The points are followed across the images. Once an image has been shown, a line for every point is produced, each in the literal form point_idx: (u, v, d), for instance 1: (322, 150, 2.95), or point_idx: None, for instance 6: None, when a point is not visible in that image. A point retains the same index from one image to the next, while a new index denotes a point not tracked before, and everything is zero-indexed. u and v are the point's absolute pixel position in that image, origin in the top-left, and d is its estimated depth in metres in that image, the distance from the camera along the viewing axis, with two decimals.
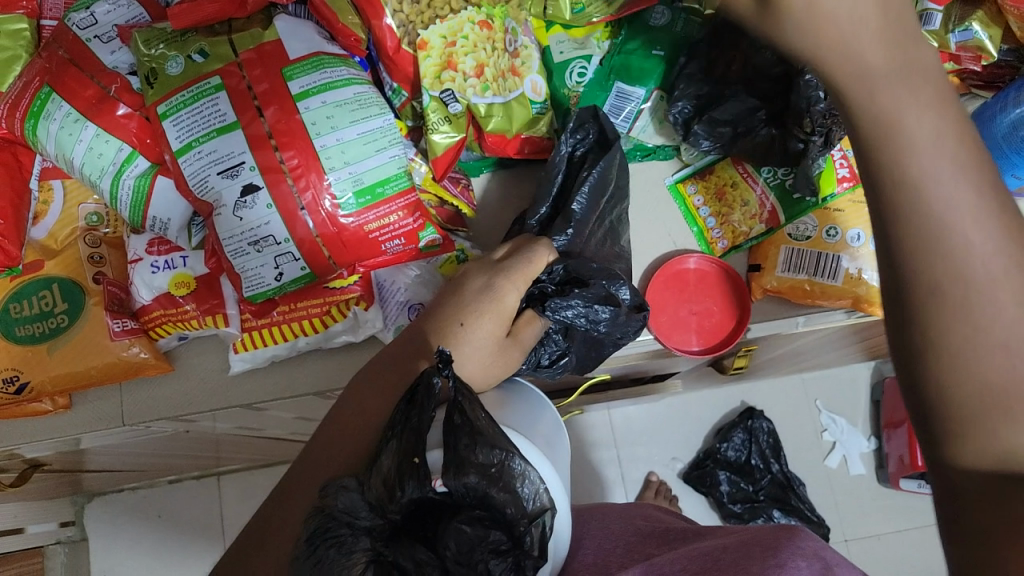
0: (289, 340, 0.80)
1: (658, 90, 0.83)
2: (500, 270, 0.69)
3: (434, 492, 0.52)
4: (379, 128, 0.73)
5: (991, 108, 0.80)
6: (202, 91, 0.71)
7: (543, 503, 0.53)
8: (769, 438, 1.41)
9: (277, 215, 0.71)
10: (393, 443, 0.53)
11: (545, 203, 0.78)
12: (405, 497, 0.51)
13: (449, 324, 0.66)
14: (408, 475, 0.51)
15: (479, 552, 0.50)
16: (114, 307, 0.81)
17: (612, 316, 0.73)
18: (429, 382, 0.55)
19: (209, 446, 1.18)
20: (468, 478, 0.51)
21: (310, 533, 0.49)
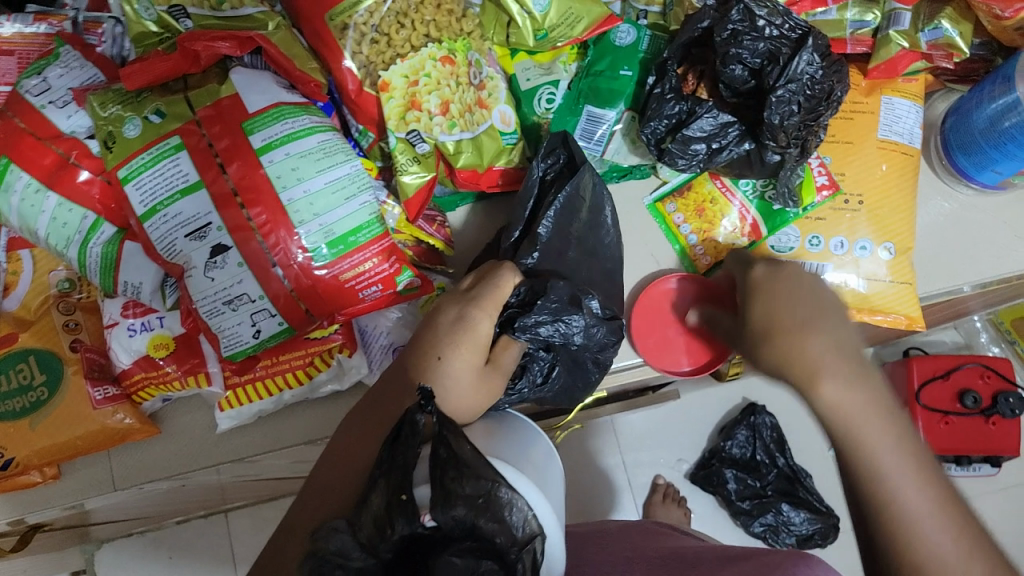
0: (274, 394, 0.79)
1: (629, 110, 0.81)
2: (470, 297, 0.65)
3: (423, 527, 0.46)
4: (346, 175, 0.72)
5: (967, 103, 0.79)
6: (163, 152, 0.69)
7: (534, 529, 0.47)
8: (772, 433, 1.39)
9: (249, 272, 0.69)
10: (381, 483, 0.48)
11: (517, 225, 0.76)
12: (395, 535, 0.45)
13: (426, 357, 0.62)
14: (397, 512, 0.46)
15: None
16: (93, 374, 0.79)
17: (584, 326, 0.70)
18: (412, 421, 0.50)
19: (213, 492, 1.16)
20: (455, 509, 0.46)
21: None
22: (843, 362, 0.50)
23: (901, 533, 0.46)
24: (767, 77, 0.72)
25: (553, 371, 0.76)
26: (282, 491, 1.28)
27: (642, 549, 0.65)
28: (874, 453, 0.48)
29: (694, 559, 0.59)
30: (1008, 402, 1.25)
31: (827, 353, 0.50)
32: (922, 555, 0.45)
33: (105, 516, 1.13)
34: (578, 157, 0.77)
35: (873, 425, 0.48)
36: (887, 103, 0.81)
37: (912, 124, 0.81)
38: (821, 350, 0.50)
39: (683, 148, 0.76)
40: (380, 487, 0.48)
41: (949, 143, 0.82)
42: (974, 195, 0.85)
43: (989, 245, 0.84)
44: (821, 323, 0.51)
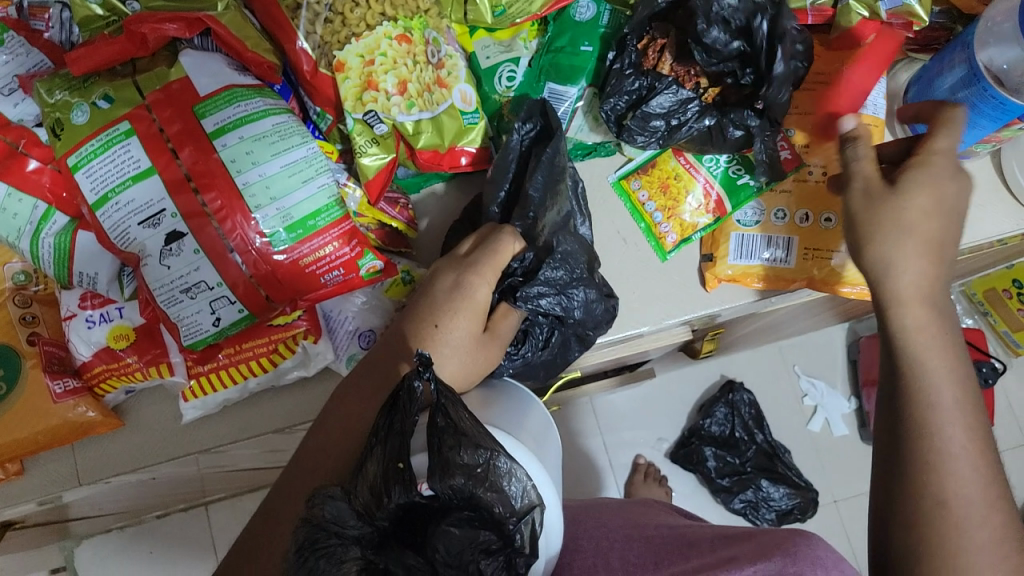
0: (239, 383, 0.78)
1: (590, 87, 0.80)
2: (468, 263, 0.65)
3: (420, 496, 0.48)
4: (303, 158, 0.70)
5: (929, 72, 0.78)
6: (112, 139, 0.67)
7: (533, 499, 0.49)
8: (751, 409, 1.41)
9: (206, 259, 0.68)
10: (382, 450, 0.49)
11: (503, 185, 0.72)
12: (391, 503, 0.47)
13: (423, 324, 0.63)
14: (393, 480, 0.47)
15: (469, 554, 0.46)
16: (53, 367, 0.78)
17: (585, 299, 0.71)
18: (409, 389, 0.49)
19: (189, 483, 1.14)
20: (454, 479, 0.48)
21: (299, 544, 0.46)
22: (931, 289, 0.60)
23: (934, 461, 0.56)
24: (752, 45, 0.72)
25: (554, 342, 0.73)
26: (260, 481, 1.27)
27: (609, 525, 0.64)
28: (933, 372, 0.58)
29: (659, 535, 0.59)
30: (983, 371, 1.28)
31: (919, 270, 0.60)
32: (950, 490, 0.55)
33: (79, 511, 1.11)
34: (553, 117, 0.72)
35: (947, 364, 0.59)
36: (852, 72, 0.81)
37: (876, 94, 0.81)
38: (911, 271, 0.60)
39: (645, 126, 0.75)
40: (383, 450, 0.49)
41: (912, 113, 0.81)
42: None
43: None
44: (919, 234, 0.60)
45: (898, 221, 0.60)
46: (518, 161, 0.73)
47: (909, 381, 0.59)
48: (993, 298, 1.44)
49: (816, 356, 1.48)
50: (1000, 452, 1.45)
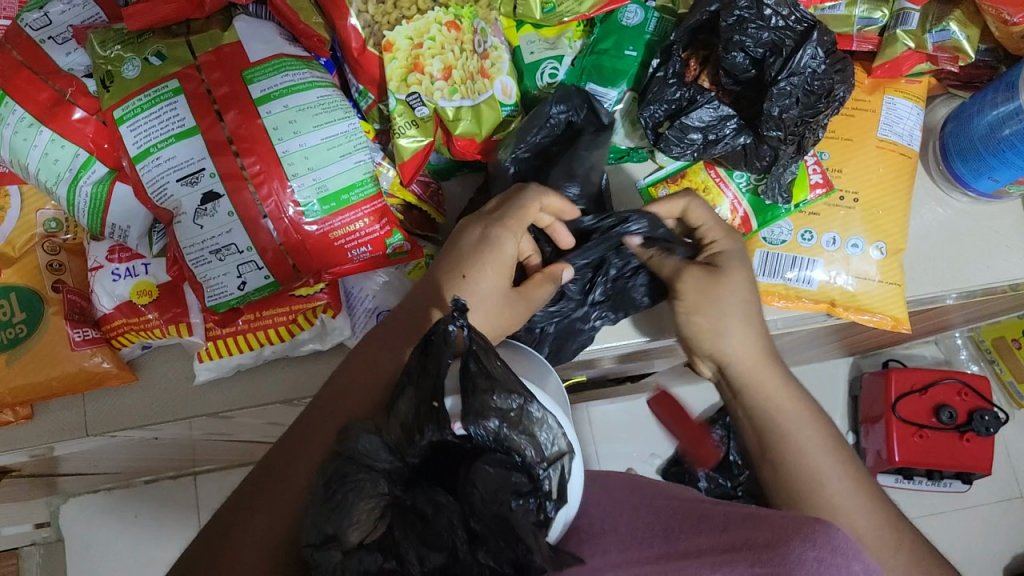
0: (255, 349, 0.78)
1: (631, 91, 0.80)
2: (495, 218, 0.65)
3: (453, 435, 0.46)
4: (343, 133, 0.71)
5: (969, 109, 0.79)
6: (161, 95, 0.68)
7: (562, 446, 0.50)
8: None
9: (238, 222, 0.69)
10: (417, 395, 0.48)
11: (522, 146, 0.75)
12: (423, 441, 0.46)
13: (453, 275, 0.63)
14: (426, 418, 0.46)
15: (503, 495, 0.43)
16: (73, 316, 0.78)
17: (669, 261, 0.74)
18: (445, 331, 0.49)
19: (183, 450, 1.15)
20: (489, 421, 0.47)
21: (328, 478, 0.44)
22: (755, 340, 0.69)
23: (793, 451, 0.66)
24: (769, 68, 0.72)
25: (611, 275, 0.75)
26: (252, 455, 1.27)
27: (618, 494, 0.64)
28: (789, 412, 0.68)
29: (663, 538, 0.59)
30: (984, 419, 1.26)
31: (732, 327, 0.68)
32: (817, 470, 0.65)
33: (73, 465, 1.11)
34: (602, 113, 0.75)
35: (792, 412, 0.68)
36: (890, 102, 0.81)
37: (911, 126, 0.81)
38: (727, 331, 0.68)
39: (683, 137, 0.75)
40: (417, 394, 0.48)
41: (948, 148, 0.82)
42: (970, 204, 0.85)
43: (979, 252, 0.84)
44: (740, 325, 0.68)
45: (725, 327, 0.68)
46: (547, 134, 0.75)
47: (774, 434, 0.67)
48: (1001, 348, 1.44)
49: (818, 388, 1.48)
50: (993, 503, 1.45)
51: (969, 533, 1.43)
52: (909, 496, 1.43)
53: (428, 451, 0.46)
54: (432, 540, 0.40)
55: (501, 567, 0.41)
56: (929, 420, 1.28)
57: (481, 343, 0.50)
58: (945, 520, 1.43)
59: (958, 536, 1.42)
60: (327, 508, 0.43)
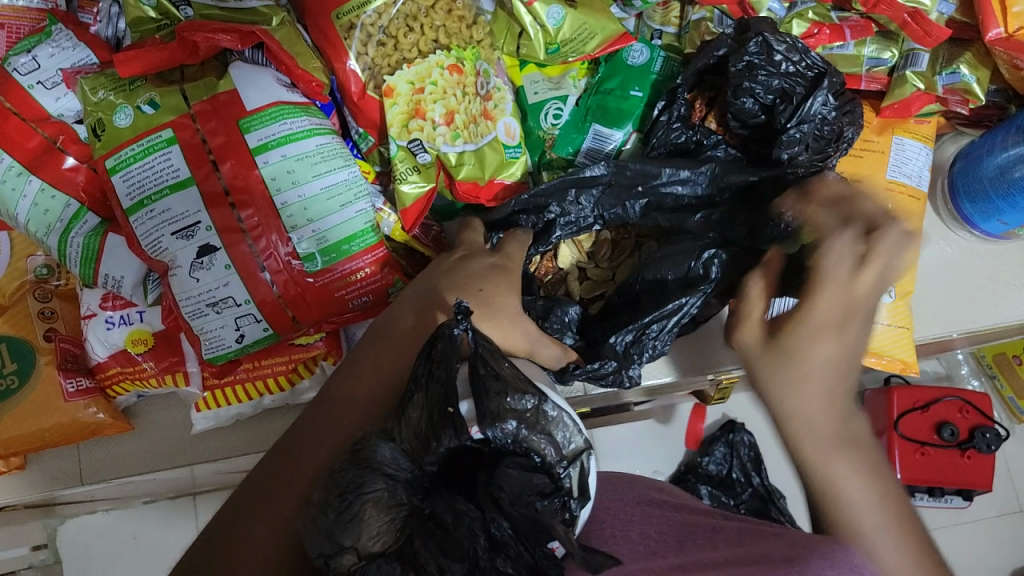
0: (254, 398, 0.77)
1: (637, 132, 0.78)
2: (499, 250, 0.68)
3: (471, 440, 0.43)
4: (343, 181, 0.69)
5: (979, 149, 0.78)
6: (154, 145, 0.66)
7: (581, 445, 0.47)
8: (751, 451, 1.29)
9: (236, 276, 0.67)
10: (430, 399, 0.45)
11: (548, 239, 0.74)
12: (441, 448, 0.43)
13: (469, 288, 0.62)
14: (441, 425, 0.43)
15: (527, 497, 0.42)
16: (66, 365, 0.76)
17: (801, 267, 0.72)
18: (451, 336, 0.46)
19: (183, 483, 1.12)
20: (506, 423, 0.44)
21: (342, 487, 0.40)
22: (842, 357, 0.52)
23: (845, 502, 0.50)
24: (778, 116, 0.71)
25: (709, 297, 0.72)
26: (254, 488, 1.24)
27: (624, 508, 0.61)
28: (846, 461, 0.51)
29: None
30: (985, 436, 1.20)
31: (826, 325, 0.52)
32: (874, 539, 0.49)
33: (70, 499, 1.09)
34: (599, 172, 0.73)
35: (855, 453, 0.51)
36: (899, 143, 0.79)
37: (921, 167, 0.79)
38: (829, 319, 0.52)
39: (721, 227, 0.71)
40: (426, 400, 0.45)
41: (956, 187, 0.81)
42: (977, 243, 0.84)
43: (986, 291, 0.83)
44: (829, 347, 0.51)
45: (806, 375, 0.51)
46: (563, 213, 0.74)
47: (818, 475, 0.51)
48: (1002, 363, 1.38)
49: None
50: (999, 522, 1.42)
51: (974, 548, 1.35)
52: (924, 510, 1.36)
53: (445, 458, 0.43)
54: (453, 550, 0.39)
55: (519, 574, 0.40)
56: (931, 437, 1.22)
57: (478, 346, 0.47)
58: (947, 536, 1.35)
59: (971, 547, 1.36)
60: (341, 520, 0.39)
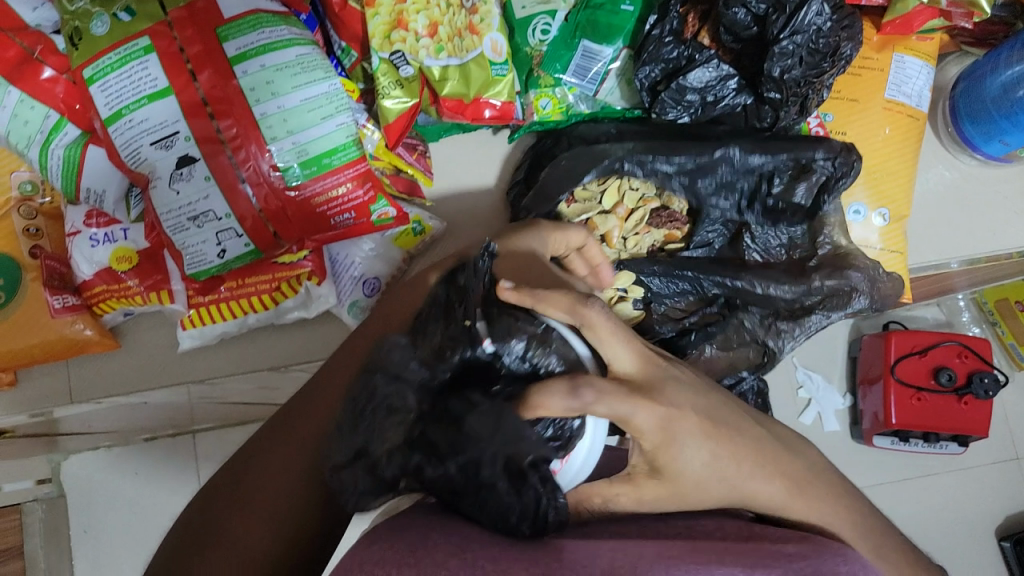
0: (239, 316, 0.77)
1: (628, 48, 0.76)
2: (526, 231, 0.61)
3: (483, 353, 0.40)
4: (323, 94, 0.68)
5: (982, 68, 0.75)
6: (131, 54, 0.65)
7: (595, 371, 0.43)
8: None
9: (215, 188, 0.66)
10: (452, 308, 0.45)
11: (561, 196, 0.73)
12: (455, 359, 0.40)
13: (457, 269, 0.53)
14: (458, 335, 0.41)
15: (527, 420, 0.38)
16: (53, 283, 0.76)
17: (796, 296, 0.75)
18: (475, 265, 0.48)
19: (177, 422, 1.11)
20: (517, 342, 0.41)
21: (355, 394, 0.40)
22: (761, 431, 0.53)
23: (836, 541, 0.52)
24: (771, 27, 0.68)
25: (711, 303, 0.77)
26: None
27: None
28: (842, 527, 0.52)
29: None
30: (983, 382, 1.17)
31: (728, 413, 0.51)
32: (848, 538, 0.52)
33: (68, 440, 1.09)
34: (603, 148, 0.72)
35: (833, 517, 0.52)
36: (899, 61, 0.77)
37: (922, 86, 0.78)
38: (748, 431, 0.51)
39: (744, 203, 0.74)
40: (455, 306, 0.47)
41: (958, 109, 0.79)
42: (978, 167, 0.82)
43: (984, 217, 0.82)
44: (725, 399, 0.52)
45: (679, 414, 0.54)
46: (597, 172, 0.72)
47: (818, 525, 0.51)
48: (1004, 309, 1.33)
49: (817, 346, 1.33)
50: None
51: (969, 494, 1.32)
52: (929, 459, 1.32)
53: (459, 372, 0.40)
54: (451, 451, 0.37)
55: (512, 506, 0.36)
56: (927, 382, 1.18)
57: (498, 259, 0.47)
58: (938, 482, 1.31)
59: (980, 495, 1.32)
60: (353, 425, 0.39)
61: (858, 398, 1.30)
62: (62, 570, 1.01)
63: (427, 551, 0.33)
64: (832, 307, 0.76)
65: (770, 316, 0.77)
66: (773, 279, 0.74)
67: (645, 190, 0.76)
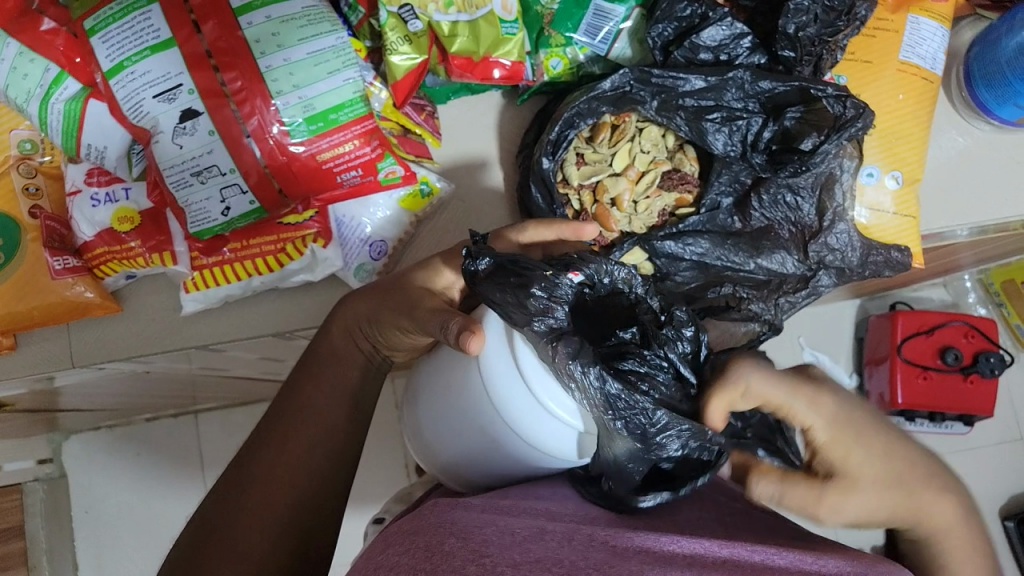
0: (243, 279, 0.75)
1: (639, 7, 0.76)
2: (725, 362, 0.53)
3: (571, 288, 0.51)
4: (330, 47, 0.67)
5: (996, 31, 0.75)
6: (133, 4, 0.64)
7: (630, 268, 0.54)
8: None
9: (220, 142, 0.65)
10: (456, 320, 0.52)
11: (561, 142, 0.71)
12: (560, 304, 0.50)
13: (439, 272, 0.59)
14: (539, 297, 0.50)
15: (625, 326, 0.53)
16: (53, 244, 0.75)
17: (836, 275, 0.77)
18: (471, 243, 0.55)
19: (180, 402, 1.10)
20: (573, 275, 0.51)
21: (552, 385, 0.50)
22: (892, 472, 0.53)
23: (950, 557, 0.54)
24: None
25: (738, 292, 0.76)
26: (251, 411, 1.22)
27: None
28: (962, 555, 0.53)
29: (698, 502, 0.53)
30: (988, 361, 1.17)
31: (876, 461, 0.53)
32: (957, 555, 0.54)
33: (70, 422, 1.08)
34: (607, 83, 0.71)
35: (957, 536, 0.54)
36: (915, 23, 0.76)
37: (936, 48, 0.77)
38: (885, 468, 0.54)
39: (747, 149, 0.73)
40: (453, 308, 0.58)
41: (972, 73, 0.78)
42: (991, 133, 0.81)
43: (1000, 185, 0.81)
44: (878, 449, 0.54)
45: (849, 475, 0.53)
46: (610, 106, 0.71)
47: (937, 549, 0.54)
48: (1010, 290, 1.32)
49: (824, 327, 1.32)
50: None
51: (977, 476, 1.31)
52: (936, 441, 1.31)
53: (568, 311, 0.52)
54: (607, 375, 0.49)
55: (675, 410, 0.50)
56: (934, 362, 1.18)
57: (510, 259, 0.52)
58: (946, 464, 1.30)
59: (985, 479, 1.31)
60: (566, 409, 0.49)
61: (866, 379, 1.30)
62: (66, 547, 1.16)
63: (445, 557, 0.41)
64: (839, 278, 0.78)
65: (777, 294, 0.78)
66: (783, 248, 0.75)
67: (656, 152, 0.75)
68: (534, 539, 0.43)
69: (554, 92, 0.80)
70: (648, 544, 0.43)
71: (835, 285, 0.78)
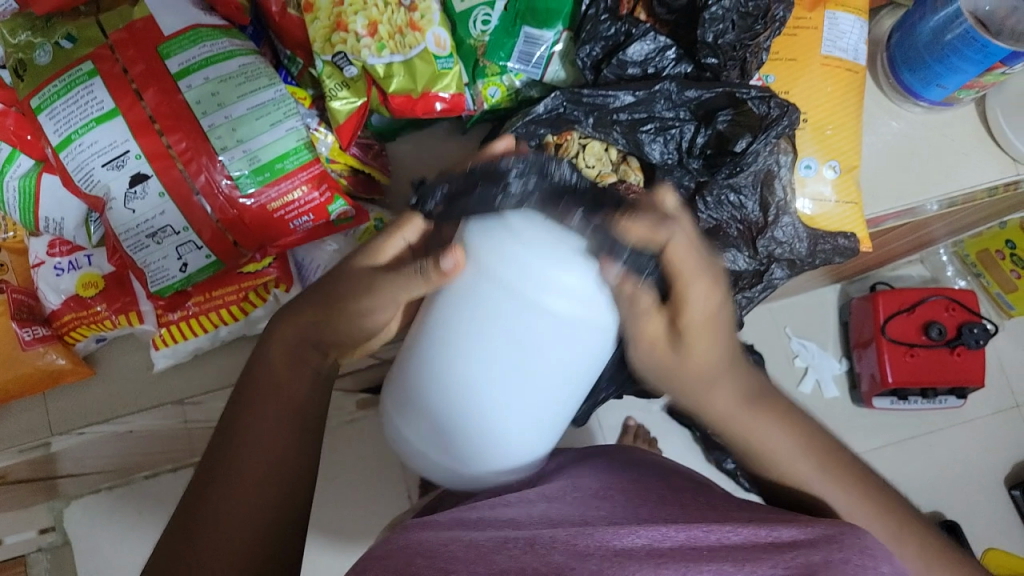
0: (210, 331, 0.78)
1: (567, 30, 0.77)
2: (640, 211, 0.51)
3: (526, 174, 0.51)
4: (271, 100, 0.69)
5: (912, 17, 0.78)
6: (75, 79, 0.66)
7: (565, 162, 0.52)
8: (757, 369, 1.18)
9: (171, 203, 0.68)
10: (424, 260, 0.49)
11: None
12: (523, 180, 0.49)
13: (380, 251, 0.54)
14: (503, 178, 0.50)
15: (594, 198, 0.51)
16: (20, 315, 0.76)
17: (789, 266, 0.80)
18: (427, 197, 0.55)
19: None
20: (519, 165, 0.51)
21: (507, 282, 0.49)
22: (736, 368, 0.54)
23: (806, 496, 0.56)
24: None
25: None
26: None
27: None
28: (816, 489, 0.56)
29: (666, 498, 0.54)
30: (973, 333, 1.17)
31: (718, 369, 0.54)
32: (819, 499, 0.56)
33: None
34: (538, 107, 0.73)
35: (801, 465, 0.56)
36: (832, 18, 0.79)
37: (855, 41, 0.79)
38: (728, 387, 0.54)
39: (682, 156, 0.76)
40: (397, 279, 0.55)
41: (896, 60, 0.81)
42: (923, 114, 0.84)
43: (940, 163, 0.83)
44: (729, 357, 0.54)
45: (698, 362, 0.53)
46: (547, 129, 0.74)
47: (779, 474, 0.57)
48: (986, 260, 1.32)
49: (807, 316, 1.34)
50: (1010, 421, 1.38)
51: (977, 447, 1.31)
52: (932, 416, 1.31)
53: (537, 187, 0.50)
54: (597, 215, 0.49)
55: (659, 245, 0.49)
56: (918, 339, 1.19)
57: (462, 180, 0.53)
58: (944, 437, 1.31)
59: (986, 449, 1.32)
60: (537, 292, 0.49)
61: (854, 362, 1.31)
62: None
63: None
64: (791, 269, 0.81)
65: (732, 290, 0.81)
66: (733, 246, 0.78)
67: (600, 167, 0.77)
68: (498, 550, 0.43)
69: (497, 119, 0.83)
70: (609, 540, 0.43)
71: (788, 277, 0.81)
